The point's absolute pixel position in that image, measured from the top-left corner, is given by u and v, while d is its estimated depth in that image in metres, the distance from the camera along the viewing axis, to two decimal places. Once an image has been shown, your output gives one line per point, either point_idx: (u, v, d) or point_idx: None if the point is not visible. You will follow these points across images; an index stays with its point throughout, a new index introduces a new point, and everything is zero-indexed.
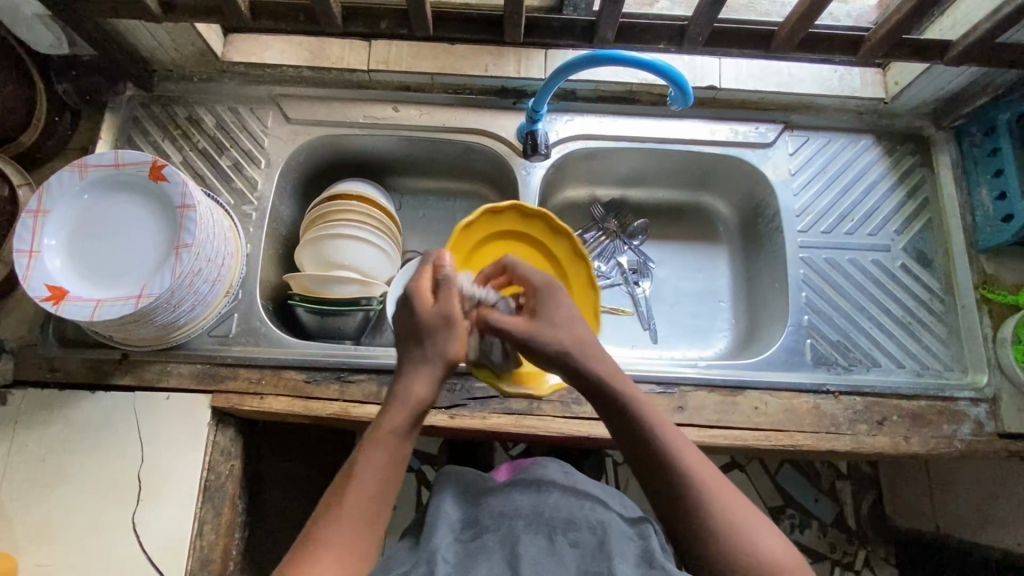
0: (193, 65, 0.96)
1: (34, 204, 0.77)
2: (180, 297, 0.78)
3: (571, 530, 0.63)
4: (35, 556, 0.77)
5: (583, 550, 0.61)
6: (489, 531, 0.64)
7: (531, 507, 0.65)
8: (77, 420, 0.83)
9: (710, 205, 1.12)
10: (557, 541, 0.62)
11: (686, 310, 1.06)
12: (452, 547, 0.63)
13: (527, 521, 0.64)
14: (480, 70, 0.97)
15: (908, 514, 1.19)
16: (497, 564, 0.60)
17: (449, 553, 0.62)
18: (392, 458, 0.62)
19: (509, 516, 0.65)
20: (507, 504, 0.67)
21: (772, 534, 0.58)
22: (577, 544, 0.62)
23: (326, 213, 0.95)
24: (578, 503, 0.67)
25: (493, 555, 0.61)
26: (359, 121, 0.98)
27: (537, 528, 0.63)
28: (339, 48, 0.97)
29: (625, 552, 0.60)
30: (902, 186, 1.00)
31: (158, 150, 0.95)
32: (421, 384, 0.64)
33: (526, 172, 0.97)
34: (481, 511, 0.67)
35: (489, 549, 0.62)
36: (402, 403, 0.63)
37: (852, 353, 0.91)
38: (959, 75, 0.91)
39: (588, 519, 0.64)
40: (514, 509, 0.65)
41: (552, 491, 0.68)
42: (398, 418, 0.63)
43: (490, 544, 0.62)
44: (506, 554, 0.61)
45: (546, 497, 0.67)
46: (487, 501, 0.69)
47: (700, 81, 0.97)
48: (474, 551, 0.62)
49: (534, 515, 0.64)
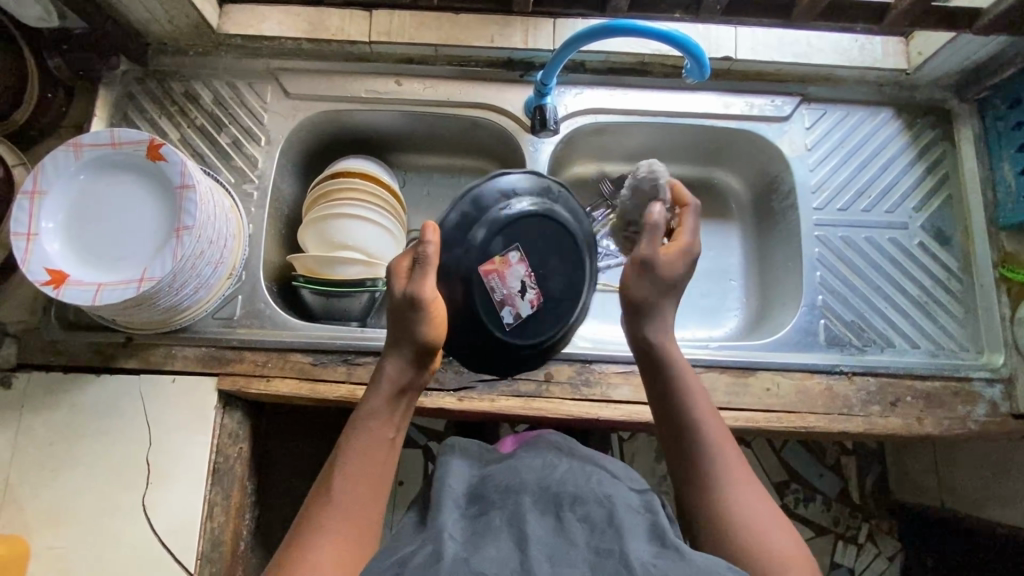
0: (189, 38, 0.93)
1: (29, 184, 0.76)
2: (182, 280, 0.76)
3: (578, 505, 0.60)
4: (47, 539, 0.78)
5: (593, 525, 0.57)
6: (495, 508, 0.60)
7: (536, 482, 0.63)
8: (82, 404, 0.82)
9: (722, 180, 1.09)
10: (565, 518, 0.58)
11: (697, 289, 1.04)
12: (460, 523, 0.59)
13: (534, 497, 0.61)
14: (486, 41, 0.93)
15: (914, 489, 1.19)
16: (506, 543, 0.55)
17: (458, 530, 0.58)
18: (375, 438, 0.63)
19: (516, 491, 0.62)
20: (512, 479, 0.64)
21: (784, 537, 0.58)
22: (586, 519, 0.58)
23: (329, 191, 0.92)
24: (582, 474, 0.64)
25: (502, 534, 0.56)
26: (361, 95, 0.95)
27: (543, 505, 0.60)
28: (339, 19, 0.93)
29: (634, 529, 0.57)
30: (922, 162, 0.97)
31: (155, 127, 0.92)
32: (394, 359, 0.66)
33: (533, 148, 0.94)
34: (487, 485, 0.64)
35: (496, 526, 0.58)
36: (382, 385, 0.65)
37: (866, 333, 0.90)
38: (987, 44, 0.87)
39: (594, 492, 0.61)
40: (520, 484, 0.62)
41: (557, 465, 0.66)
42: (380, 399, 0.64)
43: (496, 521, 0.58)
44: (514, 532, 0.56)
45: (553, 472, 0.64)
46: (493, 474, 0.66)
47: (715, 52, 0.93)
48: (482, 528, 0.58)
49: (541, 491, 0.61)
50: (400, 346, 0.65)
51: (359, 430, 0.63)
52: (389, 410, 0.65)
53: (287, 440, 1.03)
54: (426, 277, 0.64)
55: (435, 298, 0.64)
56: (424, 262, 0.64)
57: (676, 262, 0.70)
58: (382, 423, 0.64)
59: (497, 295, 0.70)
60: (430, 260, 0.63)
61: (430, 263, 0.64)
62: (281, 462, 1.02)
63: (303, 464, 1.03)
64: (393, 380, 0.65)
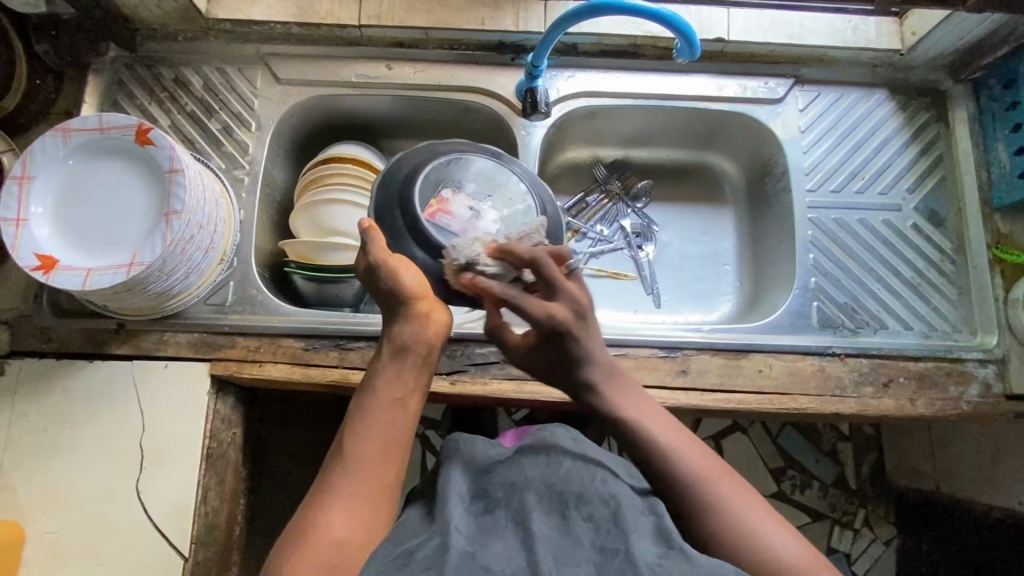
0: (177, 23, 0.92)
1: (18, 170, 0.75)
2: (173, 265, 0.76)
3: (583, 504, 0.59)
4: (42, 524, 0.78)
5: (598, 525, 0.56)
6: (500, 506, 0.60)
7: (541, 479, 0.62)
8: (75, 390, 0.82)
9: (716, 164, 1.08)
10: (570, 517, 0.57)
11: (691, 273, 1.04)
12: (465, 518, 0.58)
13: (539, 496, 0.60)
14: (477, 24, 0.93)
15: (909, 474, 1.19)
16: (513, 543, 0.55)
17: (464, 524, 0.57)
18: (387, 401, 0.60)
19: (521, 488, 0.60)
20: (517, 475, 0.63)
21: (788, 538, 0.57)
22: (591, 519, 0.57)
23: (320, 176, 0.92)
24: (588, 471, 0.63)
25: (508, 534, 0.56)
26: (352, 80, 0.94)
27: (548, 504, 0.59)
28: (327, 3, 0.92)
29: (639, 529, 0.56)
30: (916, 143, 0.96)
31: (144, 113, 0.92)
32: (391, 322, 0.64)
33: (526, 132, 0.94)
34: (490, 481, 0.63)
35: (501, 525, 0.57)
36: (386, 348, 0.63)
37: (859, 315, 0.90)
38: (981, 23, 0.86)
39: (601, 491, 0.60)
40: (525, 481, 0.62)
41: (562, 459, 0.64)
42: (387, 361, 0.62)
43: (502, 520, 0.58)
44: (520, 533, 0.55)
45: (557, 467, 0.63)
46: (497, 470, 0.65)
47: (707, 34, 0.93)
48: (489, 526, 0.57)
49: (545, 488, 0.60)
50: (393, 309, 0.64)
51: (373, 392, 0.61)
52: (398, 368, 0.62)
53: (282, 427, 1.03)
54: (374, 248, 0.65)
55: (392, 262, 0.65)
56: (369, 240, 0.66)
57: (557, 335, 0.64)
58: (390, 385, 0.61)
59: (454, 230, 0.69)
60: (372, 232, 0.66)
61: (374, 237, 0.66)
62: (276, 449, 1.02)
63: (298, 451, 1.04)
64: (393, 343, 0.63)
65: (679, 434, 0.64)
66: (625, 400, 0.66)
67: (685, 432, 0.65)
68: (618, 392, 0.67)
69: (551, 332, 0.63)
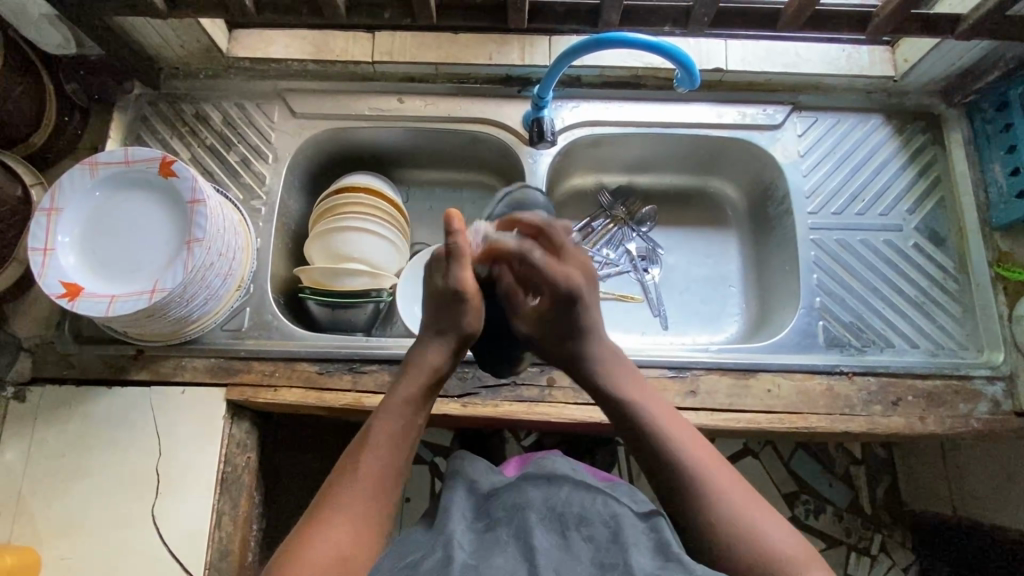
0: (199, 62, 0.97)
1: (47, 202, 0.78)
2: (193, 291, 0.78)
3: (583, 525, 0.60)
4: (58, 549, 0.79)
5: (598, 544, 0.58)
6: (502, 525, 0.60)
7: (543, 500, 0.62)
8: (94, 415, 0.84)
9: (718, 189, 1.11)
10: (570, 536, 0.59)
11: (696, 295, 1.06)
12: (469, 536, 0.59)
13: (540, 516, 0.60)
14: (484, 59, 0.97)
15: (926, 496, 1.17)
16: (514, 555, 0.56)
17: (467, 540, 0.58)
18: (405, 426, 0.66)
19: (522, 508, 0.61)
20: (519, 496, 0.63)
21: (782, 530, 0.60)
22: (591, 539, 0.59)
23: (334, 206, 0.95)
24: (589, 496, 0.63)
25: (509, 547, 0.57)
26: (365, 113, 0.98)
27: (549, 524, 0.60)
28: (342, 41, 0.97)
29: (639, 544, 0.58)
30: (913, 166, 0.99)
31: (166, 147, 0.96)
32: (438, 353, 0.71)
33: (532, 160, 0.97)
34: (492, 503, 0.64)
35: (503, 542, 0.58)
36: (418, 373, 0.69)
37: (865, 334, 0.91)
38: (971, 49, 0.90)
39: (602, 513, 0.61)
40: (526, 501, 0.62)
41: (563, 484, 0.65)
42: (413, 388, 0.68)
43: (504, 537, 0.58)
44: (521, 546, 0.57)
45: (559, 491, 0.64)
46: (501, 493, 0.65)
47: (706, 64, 0.96)
48: (489, 542, 0.58)
49: (546, 510, 0.61)
50: (442, 333, 0.72)
51: (391, 415, 0.66)
52: (419, 397, 0.68)
53: (292, 454, 1.04)
54: (462, 268, 0.71)
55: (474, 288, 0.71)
56: (458, 252, 0.71)
57: (575, 312, 0.75)
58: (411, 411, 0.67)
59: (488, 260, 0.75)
60: (462, 251, 0.71)
61: (463, 256, 0.72)
62: (287, 475, 1.03)
63: (308, 477, 1.04)
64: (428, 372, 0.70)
65: (680, 423, 0.69)
66: (630, 386, 0.72)
67: (677, 418, 0.70)
68: (621, 378, 0.73)
69: (569, 294, 0.74)
